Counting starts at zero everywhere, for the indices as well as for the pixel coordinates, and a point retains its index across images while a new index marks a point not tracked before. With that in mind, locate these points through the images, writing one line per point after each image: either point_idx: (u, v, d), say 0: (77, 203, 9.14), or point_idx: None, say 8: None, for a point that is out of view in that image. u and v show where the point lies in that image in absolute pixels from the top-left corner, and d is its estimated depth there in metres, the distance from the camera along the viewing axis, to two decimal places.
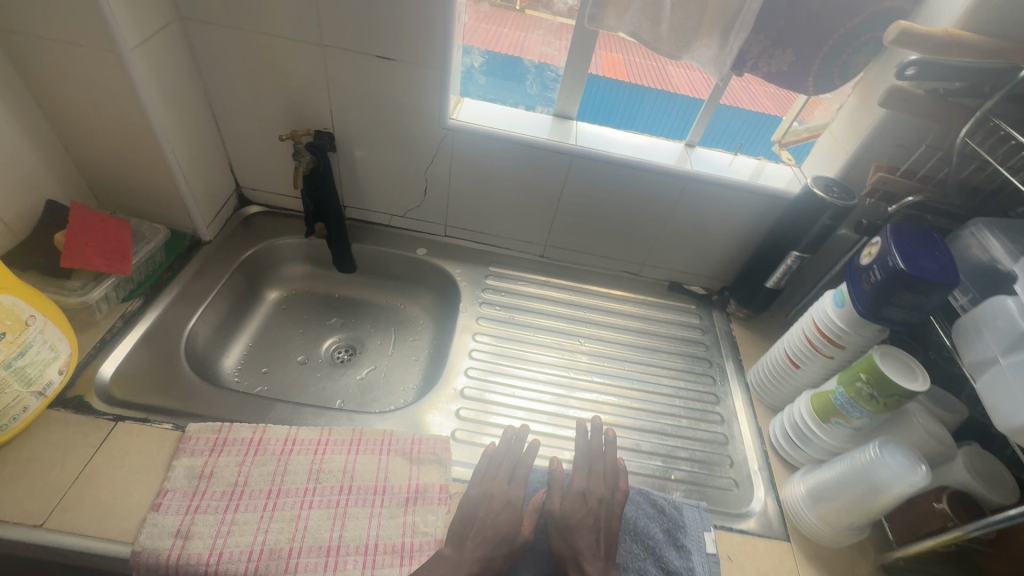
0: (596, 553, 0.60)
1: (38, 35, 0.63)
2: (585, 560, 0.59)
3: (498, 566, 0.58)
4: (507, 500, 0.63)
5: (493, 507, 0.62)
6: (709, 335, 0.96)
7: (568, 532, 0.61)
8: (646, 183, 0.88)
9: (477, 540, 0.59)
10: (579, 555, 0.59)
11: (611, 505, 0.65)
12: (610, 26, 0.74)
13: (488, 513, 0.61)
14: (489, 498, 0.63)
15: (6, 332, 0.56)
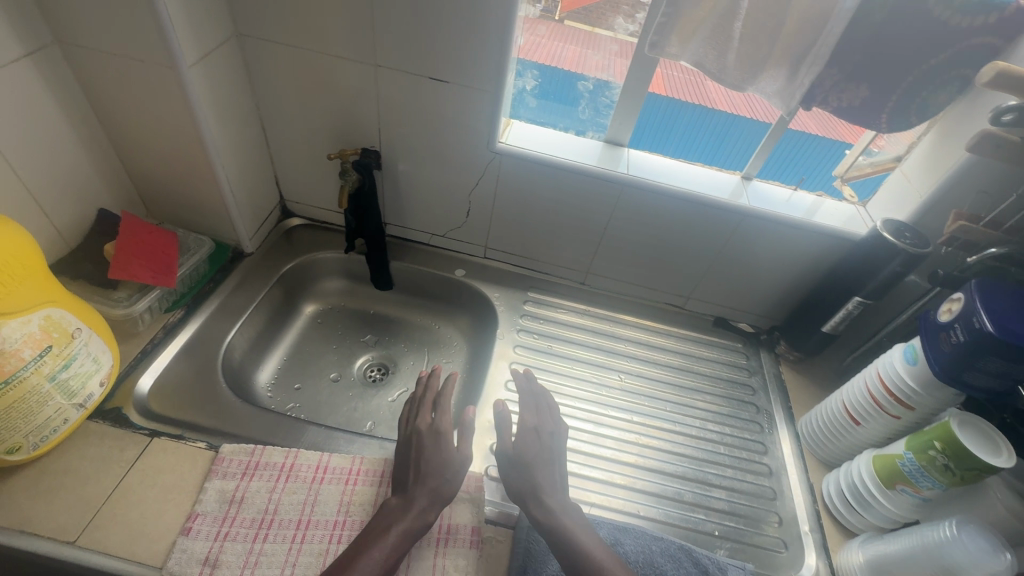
0: (552, 486, 0.63)
1: (101, 50, 0.63)
2: (543, 492, 0.62)
3: (450, 493, 0.61)
4: (435, 435, 0.65)
5: (427, 445, 0.65)
6: (757, 378, 0.90)
7: (526, 468, 0.64)
8: (697, 216, 0.84)
9: (421, 474, 0.61)
10: (538, 488, 0.62)
11: (559, 434, 0.71)
12: (671, 54, 0.71)
13: (423, 452, 0.64)
14: (420, 440, 0.65)
15: (53, 345, 0.56)
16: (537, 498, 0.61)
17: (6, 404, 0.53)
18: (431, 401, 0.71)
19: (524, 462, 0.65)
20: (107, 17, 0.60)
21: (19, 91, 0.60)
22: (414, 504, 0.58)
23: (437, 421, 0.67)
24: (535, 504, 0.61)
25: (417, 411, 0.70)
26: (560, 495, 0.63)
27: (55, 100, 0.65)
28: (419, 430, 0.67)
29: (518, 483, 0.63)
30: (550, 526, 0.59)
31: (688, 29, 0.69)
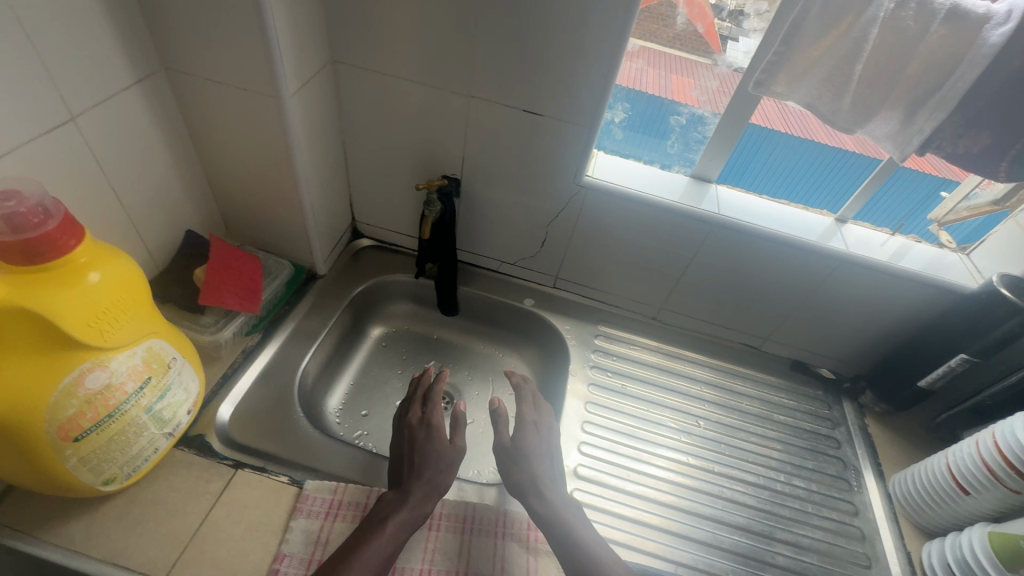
0: (549, 479, 0.66)
1: (205, 79, 0.63)
2: (540, 484, 0.65)
3: (443, 484, 0.63)
4: (427, 429, 0.68)
5: (420, 439, 0.67)
6: (841, 430, 0.86)
7: (523, 462, 0.67)
8: (782, 258, 0.81)
9: (415, 469, 0.64)
10: (538, 482, 0.65)
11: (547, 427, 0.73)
12: (777, 93, 0.68)
13: (416, 447, 0.66)
14: (412, 435, 0.68)
15: (152, 377, 0.55)
16: (536, 491, 0.64)
17: (108, 436, 0.52)
18: (422, 398, 0.74)
19: (523, 457, 0.67)
20: (217, 47, 0.60)
21: (128, 119, 0.60)
22: (412, 496, 0.61)
23: (428, 416, 0.70)
24: (535, 498, 0.64)
25: (409, 406, 0.73)
26: (560, 490, 0.66)
27: (158, 126, 0.65)
28: (410, 425, 0.69)
29: (519, 476, 0.66)
30: (550, 516, 0.62)
31: (798, 69, 0.65)
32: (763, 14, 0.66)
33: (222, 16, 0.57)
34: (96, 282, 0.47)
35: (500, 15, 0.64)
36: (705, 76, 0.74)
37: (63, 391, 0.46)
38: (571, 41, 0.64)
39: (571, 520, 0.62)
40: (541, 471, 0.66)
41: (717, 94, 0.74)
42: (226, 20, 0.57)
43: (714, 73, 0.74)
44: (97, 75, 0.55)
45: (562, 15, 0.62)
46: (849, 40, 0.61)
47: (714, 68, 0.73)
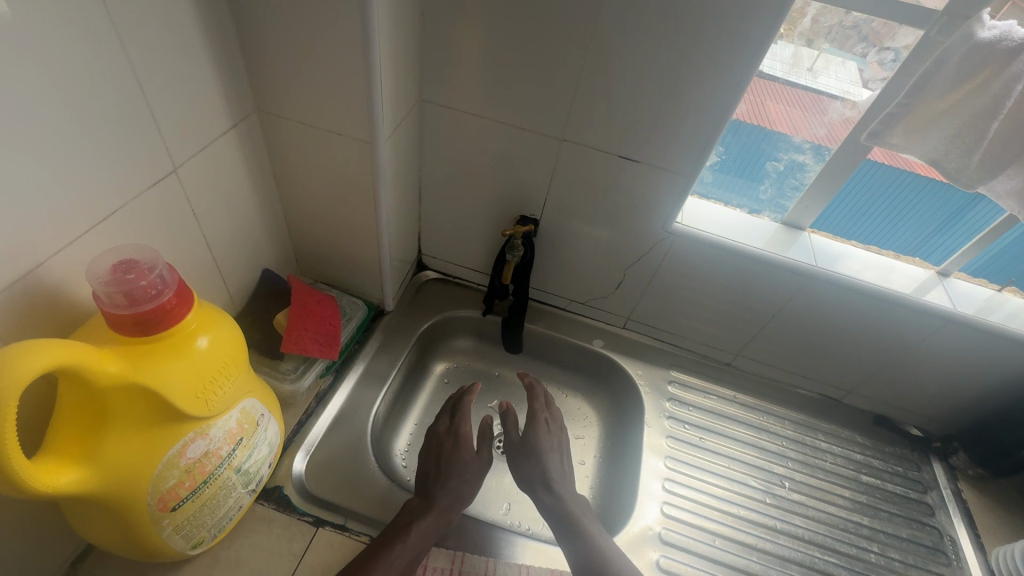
0: (561, 475, 0.71)
1: (298, 121, 0.61)
2: (552, 479, 0.69)
3: (464, 488, 0.67)
4: (455, 439, 0.72)
5: (448, 447, 0.71)
6: (934, 494, 0.81)
7: (539, 457, 0.71)
8: (879, 312, 0.76)
9: (438, 475, 0.67)
10: (548, 478, 0.69)
11: (557, 425, 0.78)
12: (894, 145, 0.63)
13: (443, 455, 0.70)
14: (441, 443, 0.71)
15: (243, 437, 0.53)
16: (547, 488, 0.68)
17: (201, 502, 0.50)
18: (451, 407, 0.77)
19: (534, 453, 0.72)
20: (315, 92, 0.58)
21: (223, 164, 0.58)
22: (436, 504, 0.64)
23: (456, 425, 0.74)
24: (546, 491, 0.68)
25: (438, 416, 0.76)
26: (570, 487, 0.70)
27: (247, 169, 0.63)
28: (439, 435, 0.73)
29: (529, 470, 0.71)
30: (560, 508, 0.66)
31: (919, 122, 0.61)
32: (888, 63, 0.62)
33: (325, 62, 0.55)
34: (204, 347, 0.45)
35: (603, 61, 0.61)
36: (790, 99, 0.71)
37: (166, 463, 0.44)
38: (677, 89, 0.61)
39: (576, 511, 0.66)
40: (549, 466, 0.71)
41: (814, 121, 0.71)
42: (329, 67, 0.55)
43: (796, 93, 0.70)
44: (199, 123, 0.53)
45: (671, 62, 0.59)
46: (988, 96, 0.56)
47: (796, 91, 0.70)
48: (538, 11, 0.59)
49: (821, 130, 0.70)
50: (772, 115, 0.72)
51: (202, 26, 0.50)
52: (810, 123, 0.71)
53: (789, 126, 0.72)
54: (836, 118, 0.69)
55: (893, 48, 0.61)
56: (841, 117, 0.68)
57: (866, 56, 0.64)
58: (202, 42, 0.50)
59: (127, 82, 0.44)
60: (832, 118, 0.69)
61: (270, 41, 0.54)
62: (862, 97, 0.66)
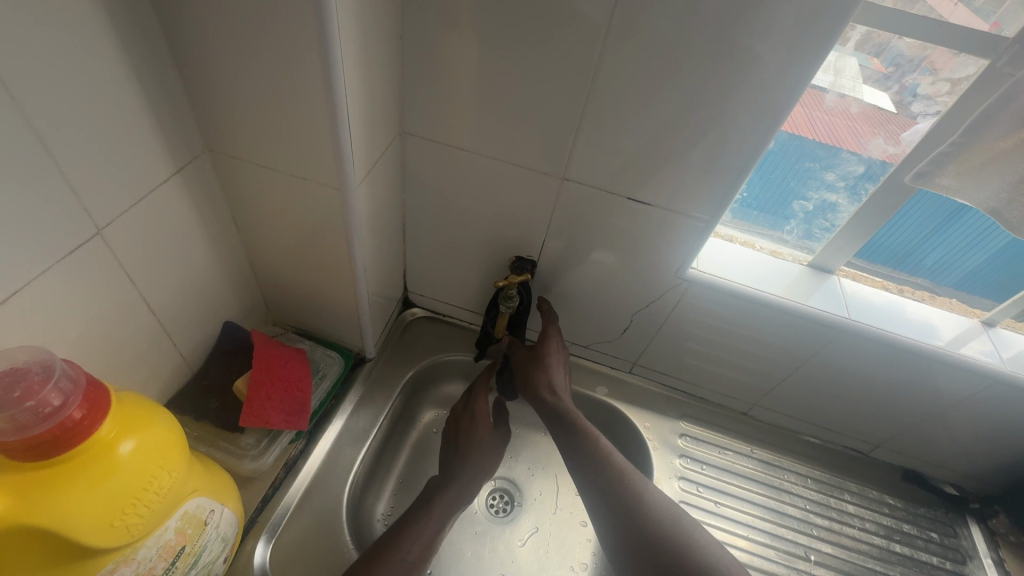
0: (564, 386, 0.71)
1: (256, 163, 0.52)
2: (557, 387, 0.70)
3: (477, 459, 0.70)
4: (471, 417, 0.75)
5: (464, 423, 0.74)
6: (973, 565, 0.73)
7: (547, 367, 0.71)
8: (918, 368, 0.68)
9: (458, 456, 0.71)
10: (553, 386, 0.69)
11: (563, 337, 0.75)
12: (943, 187, 0.55)
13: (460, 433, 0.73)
14: (458, 421, 0.75)
15: (186, 545, 0.45)
16: (552, 393, 0.68)
17: None
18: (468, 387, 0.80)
19: (543, 364, 0.71)
20: (273, 132, 0.49)
21: (166, 214, 0.50)
22: (457, 478, 0.67)
23: (472, 402, 0.76)
24: (550, 400, 0.68)
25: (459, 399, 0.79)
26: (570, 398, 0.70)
27: (200, 215, 0.55)
28: (456, 413, 0.76)
29: (536, 377, 0.70)
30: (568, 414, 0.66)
31: (973, 163, 0.52)
32: (942, 96, 0.53)
33: (283, 99, 0.46)
34: (126, 458, 0.37)
35: (610, 92, 0.53)
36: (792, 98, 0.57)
37: None
38: (696, 127, 0.53)
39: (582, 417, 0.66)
40: (556, 377, 0.70)
41: (815, 119, 0.60)
42: (288, 103, 0.46)
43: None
44: (129, 171, 0.44)
45: (689, 96, 0.51)
46: None
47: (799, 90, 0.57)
48: (536, 35, 0.51)
49: (822, 129, 0.61)
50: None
51: (130, 59, 0.41)
52: (811, 119, 0.60)
53: (791, 125, 0.60)
54: (837, 114, 0.60)
55: (894, 44, 0.53)
56: (846, 116, 0.60)
57: (870, 52, 0.55)
58: (130, 79, 0.42)
59: (23, 136, 0.36)
60: (833, 116, 0.60)
61: (217, 73, 0.46)
62: (868, 97, 0.58)
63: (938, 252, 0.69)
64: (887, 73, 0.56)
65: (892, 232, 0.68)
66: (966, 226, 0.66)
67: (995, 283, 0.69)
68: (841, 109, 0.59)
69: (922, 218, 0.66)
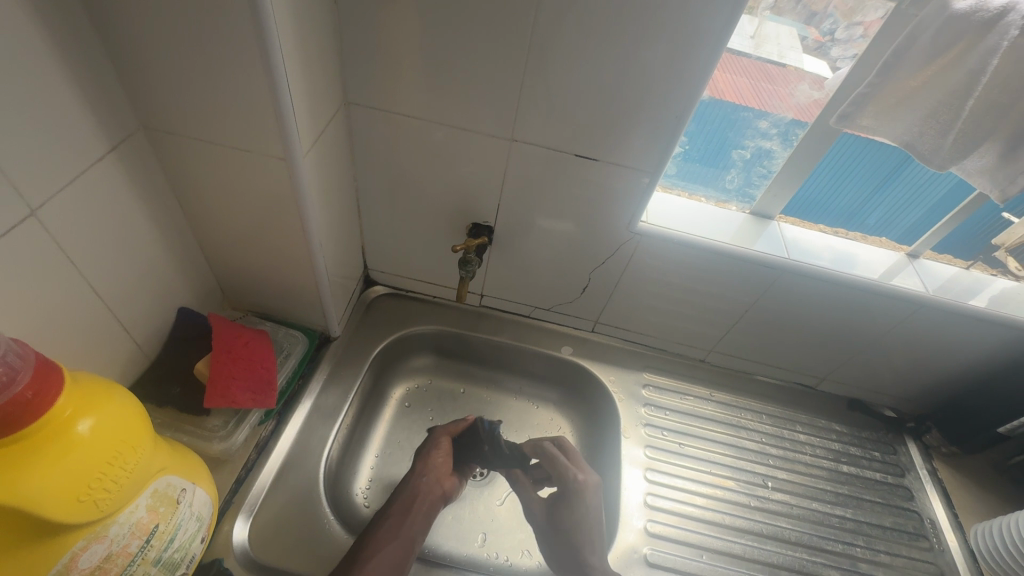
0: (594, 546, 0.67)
1: (196, 138, 0.51)
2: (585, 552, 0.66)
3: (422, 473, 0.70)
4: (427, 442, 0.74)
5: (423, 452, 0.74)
6: (913, 478, 0.80)
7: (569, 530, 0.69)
8: (854, 302, 0.73)
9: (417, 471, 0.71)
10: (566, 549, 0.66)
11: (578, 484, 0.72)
12: (863, 127, 0.59)
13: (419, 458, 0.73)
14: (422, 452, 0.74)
15: (160, 523, 0.45)
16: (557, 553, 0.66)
17: None
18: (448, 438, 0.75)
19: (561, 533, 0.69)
20: (210, 104, 0.48)
21: (103, 196, 0.48)
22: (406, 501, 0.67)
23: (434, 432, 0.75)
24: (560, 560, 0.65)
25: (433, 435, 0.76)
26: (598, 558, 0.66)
27: (141, 198, 0.53)
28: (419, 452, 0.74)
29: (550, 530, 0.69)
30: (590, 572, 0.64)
31: (889, 101, 0.57)
32: (857, 40, 0.58)
33: (218, 70, 0.45)
34: (87, 436, 0.37)
35: (550, 51, 0.54)
36: (736, 69, 0.64)
37: None
38: (635, 82, 0.55)
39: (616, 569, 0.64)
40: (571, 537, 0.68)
41: (761, 90, 0.65)
42: (220, 72, 0.45)
43: (743, 64, 0.65)
44: (61, 150, 0.43)
45: (625, 50, 0.53)
46: (963, 72, 0.53)
47: (744, 61, 0.64)
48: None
49: (772, 100, 0.65)
50: (722, 87, 0.65)
51: (50, 32, 0.40)
52: (759, 93, 0.65)
53: (740, 98, 0.66)
54: (779, 83, 0.65)
55: (827, 13, 0.59)
56: (788, 83, 0.65)
57: (806, 21, 0.61)
58: (52, 52, 0.40)
59: None
60: (778, 86, 0.65)
61: (143, 45, 0.44)
62: (806, 64, 0.64)
63: (850, 196, 0.74)
64: (823, 41, 0.62)
65: (812, 184, 0.73)
66: (906, 181, 0.72)
67: (910, 218, 0.75)
68: (796, 80, 0.65)
69: (836, 170, 0.71)
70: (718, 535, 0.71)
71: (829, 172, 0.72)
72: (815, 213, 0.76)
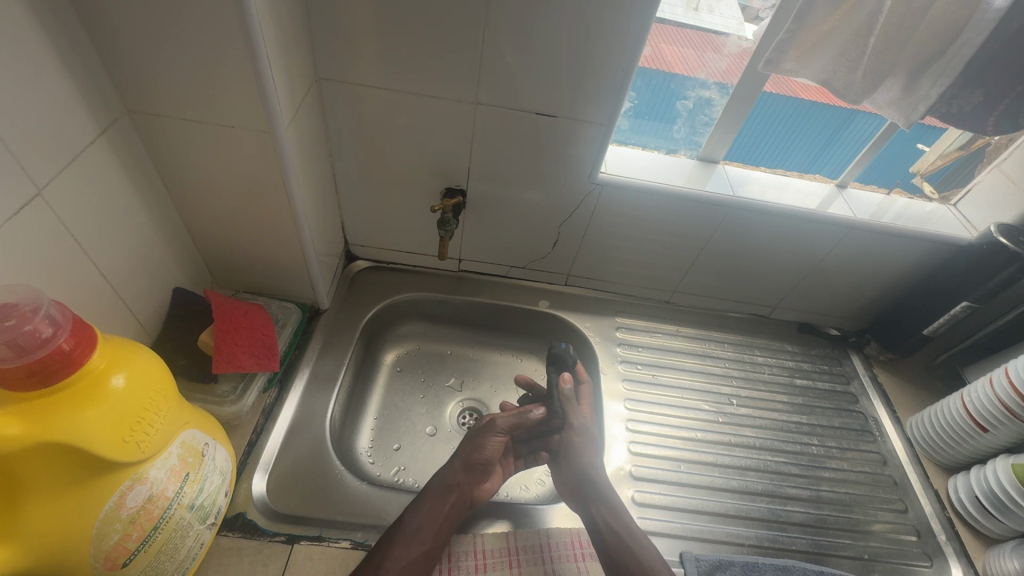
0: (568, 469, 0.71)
1: (181, 118, 0.54)
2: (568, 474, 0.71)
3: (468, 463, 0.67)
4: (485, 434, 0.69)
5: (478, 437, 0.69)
6: (856, 384, 0.91)
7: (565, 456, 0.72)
8: (795, 232, 0.82)
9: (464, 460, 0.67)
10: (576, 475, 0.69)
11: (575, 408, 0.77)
12: (787, 70, 0.67)
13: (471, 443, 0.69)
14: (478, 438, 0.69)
15: (189, 472, 0.49)
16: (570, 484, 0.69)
17: (155, 551, 0.46)
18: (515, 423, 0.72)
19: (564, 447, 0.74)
20: (193, 82, 0.51)
21: (96, 177, 0.51)
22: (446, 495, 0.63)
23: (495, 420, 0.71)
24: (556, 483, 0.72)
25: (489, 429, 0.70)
26: None
27: (130, 179, 0.56)
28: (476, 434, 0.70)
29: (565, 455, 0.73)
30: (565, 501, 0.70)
31: (806, 45, 0.64)
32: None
33: (199, 47, 0.48)
34: (120, 388, 0.40)
35: (506, 17, 0.59)
36: (681, 40, 0.74)
37: (104, 519, 0.40)
38: (585, 40, 0.61)
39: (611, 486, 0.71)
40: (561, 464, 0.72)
41: (704, 58, 0.74)
42: (202, 50, 0.48)
43: (685, 35, 0.73)
44: (58, 132, 0.46)
45: (573, 12, 0.58)
46: (863, 14, 0.61)
47: (687, 32, 0.73)
48: None
49: (715, 68, 0.74)
50: (670, 59, 0.74)
51: (40, 18, 0.42)
52: (701, 59, 0.74)
53: (685, 67, 0.75)
54: (726, 54, 0.73)
55: None
56: (733, 56, 0.72)
57: None
58: (43, 38, 0.43)
59: None
60: (724, 57, 0.73)
61: (126, 29, 0.47)
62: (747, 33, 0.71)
63: (778, 138, 0.83)
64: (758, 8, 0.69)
65: (748, 127, 0.81)
66: (848, 139, 0.82)
67: (833, 155, 0.84)
68: (741, 52, 0.72)
69: (772, 114, 0.79)
70: (694, 447, 0.79)
71: (765, 116, 0.80)
72: (752, 157, 0.84)
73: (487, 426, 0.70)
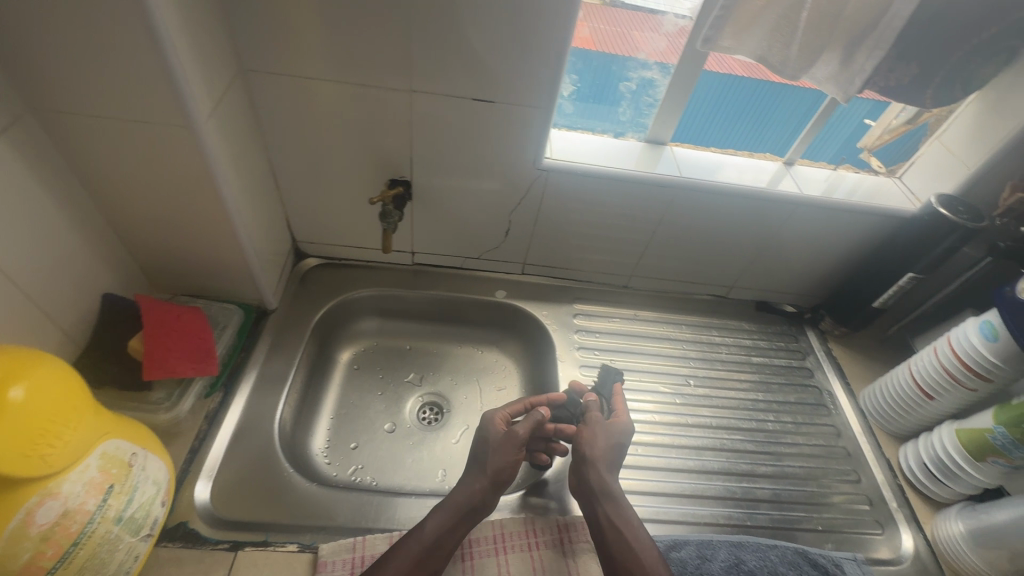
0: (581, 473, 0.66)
1: (90, 114, 0.51)
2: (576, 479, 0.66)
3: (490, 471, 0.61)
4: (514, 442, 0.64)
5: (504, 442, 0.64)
6: (811, 359, 0.93)
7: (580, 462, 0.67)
8: (745, 211, 0.82)
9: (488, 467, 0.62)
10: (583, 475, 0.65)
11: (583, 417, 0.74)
12: (725, 47, 0.66)
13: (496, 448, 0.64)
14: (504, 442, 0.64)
15: (113, 484, 0.47)
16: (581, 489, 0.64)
17: (77, 567, 0.44)
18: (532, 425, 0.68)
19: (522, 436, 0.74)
20: (97, 76, 0.48)
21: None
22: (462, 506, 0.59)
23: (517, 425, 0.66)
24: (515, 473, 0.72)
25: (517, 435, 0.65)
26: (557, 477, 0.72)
27: (40, 181, 0.53)
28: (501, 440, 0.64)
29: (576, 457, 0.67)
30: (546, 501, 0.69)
31: (741, 22, 0.64)
32: None
33: (97, 37, 0.46)
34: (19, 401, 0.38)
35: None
36: (621, 20, 0.73)
37: (10, 538, 0.38)
38: (516, 22, 0.59)
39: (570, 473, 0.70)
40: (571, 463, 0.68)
41: (643, 38, 0.73)
42: (101, 41, 0.46)
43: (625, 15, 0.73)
44: None
45: None
46: None
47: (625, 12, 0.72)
48: None
49: (655, 47, 0.73)
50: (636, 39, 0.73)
51: None
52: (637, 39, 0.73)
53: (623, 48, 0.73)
54: (665, 33, 0.72)
55: None
56: (672, 33, 0.71)
57: None
58: None
59: None
60: (663, 35, 0.72)
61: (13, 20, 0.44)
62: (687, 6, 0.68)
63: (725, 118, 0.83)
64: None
65: (693, 107, 0.80)
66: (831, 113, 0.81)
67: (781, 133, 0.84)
68: (679, 30, 0.70)
69: (717, 94, 0.79)
70: (654, 430, 0.79)
71: (712, 95, 0.79)
72: (699, 137, 0.84)
73: (509, 436, 0.64)
